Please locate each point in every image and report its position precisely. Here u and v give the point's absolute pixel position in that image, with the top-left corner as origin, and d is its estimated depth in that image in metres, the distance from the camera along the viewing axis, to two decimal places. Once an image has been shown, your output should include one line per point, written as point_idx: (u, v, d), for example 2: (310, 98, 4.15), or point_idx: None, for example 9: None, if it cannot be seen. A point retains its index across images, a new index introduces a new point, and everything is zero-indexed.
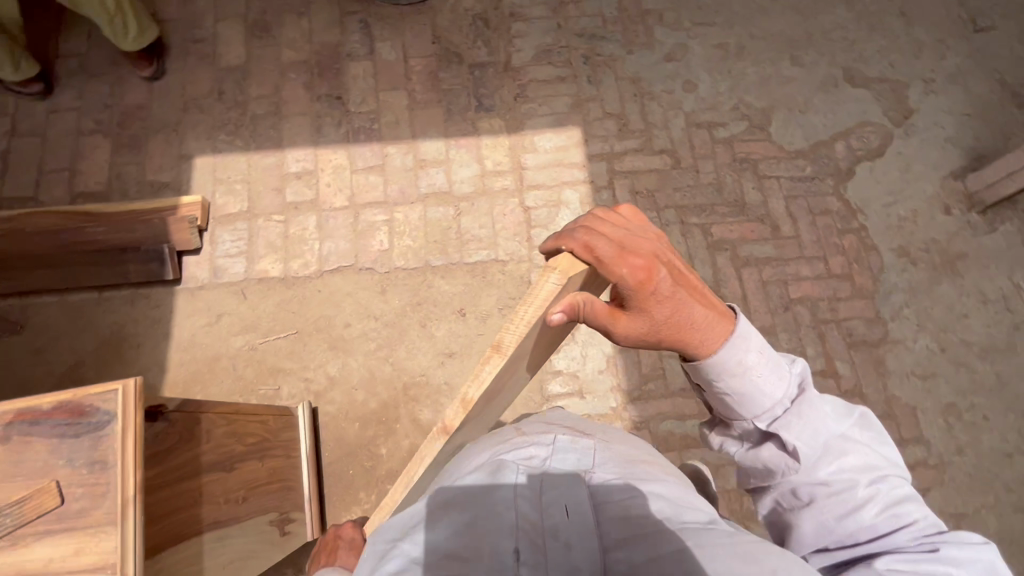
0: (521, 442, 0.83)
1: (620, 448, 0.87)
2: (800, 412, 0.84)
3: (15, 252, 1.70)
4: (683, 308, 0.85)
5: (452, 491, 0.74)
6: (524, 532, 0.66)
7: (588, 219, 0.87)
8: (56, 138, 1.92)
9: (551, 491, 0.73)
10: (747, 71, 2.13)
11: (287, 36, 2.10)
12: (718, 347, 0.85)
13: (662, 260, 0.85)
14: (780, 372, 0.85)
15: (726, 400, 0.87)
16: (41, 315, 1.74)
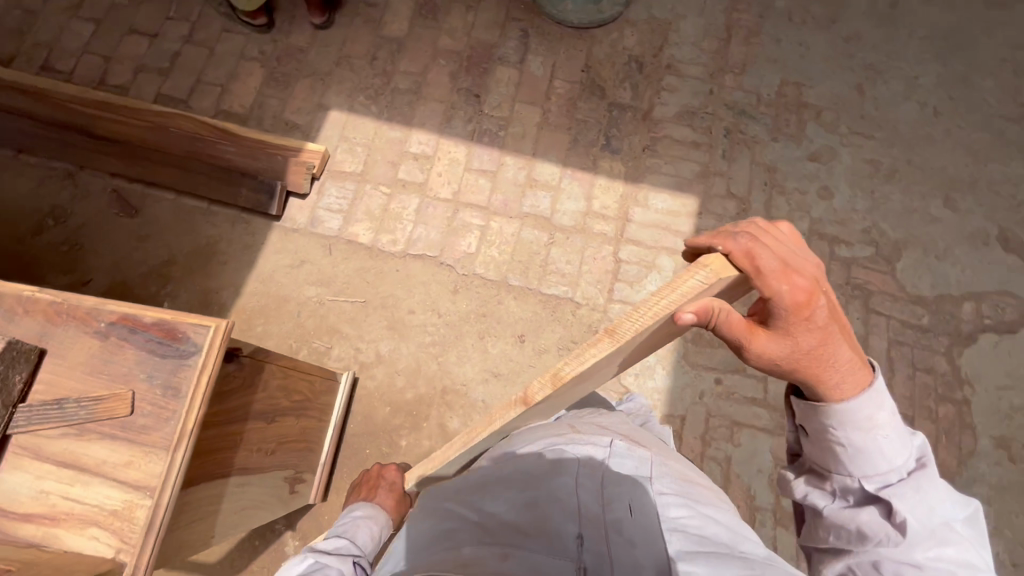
0: (581, 438, 1.01)
1: (674, 467, 1.01)
2: (916, 486, 0.80)
3: (157, 146, 1.85)
4: (832, 343, 0.78)
5: (514, 474, 0.95)
6: (584, 516, 0.85)
7: (750, 224, 0.80)
8: (221, 54, 2.07)
9: (610, 488, 0.90)
10: (891, 196, 1.99)
11: (450, 23, 2.17)
12: (853, 397, 0.80)
13: (821, 286, 0.78)
14: (902, 440, 0.82)
15: (837, 450, 0.83)
16: (155, 207, 1.88)
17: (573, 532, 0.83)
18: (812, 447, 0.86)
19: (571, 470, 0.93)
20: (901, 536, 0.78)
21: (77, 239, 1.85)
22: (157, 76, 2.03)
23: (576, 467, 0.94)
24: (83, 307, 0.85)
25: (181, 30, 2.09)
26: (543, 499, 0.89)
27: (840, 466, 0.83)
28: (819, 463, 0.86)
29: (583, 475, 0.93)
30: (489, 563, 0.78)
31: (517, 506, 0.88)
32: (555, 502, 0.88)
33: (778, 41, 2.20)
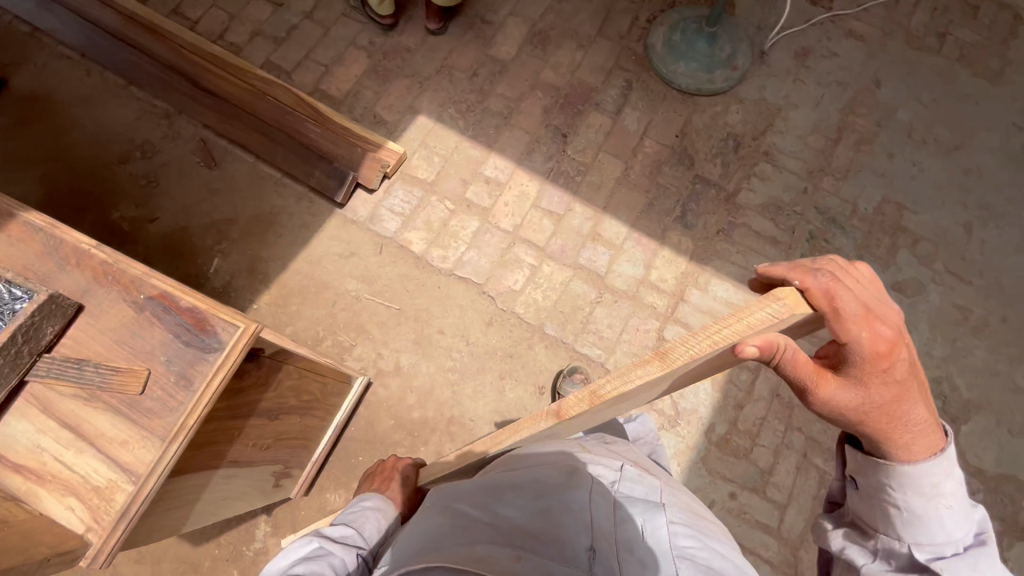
0: (595, 460, 1.10)
1: (683, 498, 1.09)
2: (974, 564, 0.82)
3: (251, 110, 1.92)
4: (905, 399, 0.81)
5: (529, 479, 1.00)
6: (597, 531, 0.91)
7: (834, 264, 0.82)
8: (334, 37, 2.13)
9: (621, 507, 0.99)
10: (974, 351, 1.82)
11: (557, 58, 2.16)
12: (918, 455, 0.83)
13: (902, 338, 0.80)
14: (962, 513, 0.84)
15: (889, 512, 0.86)
16: (233, 166, 1.94)
17: (585, 544, 0.88)
18: (863, 504, 0.89)
19: (585, 485, 0.99)
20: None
21: (156, 177, 1.93)
22: (270, 43, 2.11)
23: (590, 479, 1.01)
24: (129, 275, 0.86)
25: (304, 5, 2.17)
26: (560, 507, 0.94)
27: (887, 527, 0.86)
28: (867, 521, 0.89)
29: (596, 490, 0.99)
30: (502, 562, 0.81)
31: (531, 513, 0.93)
32: (571, 511, 0.93)
33: (891, 155, 2.07)
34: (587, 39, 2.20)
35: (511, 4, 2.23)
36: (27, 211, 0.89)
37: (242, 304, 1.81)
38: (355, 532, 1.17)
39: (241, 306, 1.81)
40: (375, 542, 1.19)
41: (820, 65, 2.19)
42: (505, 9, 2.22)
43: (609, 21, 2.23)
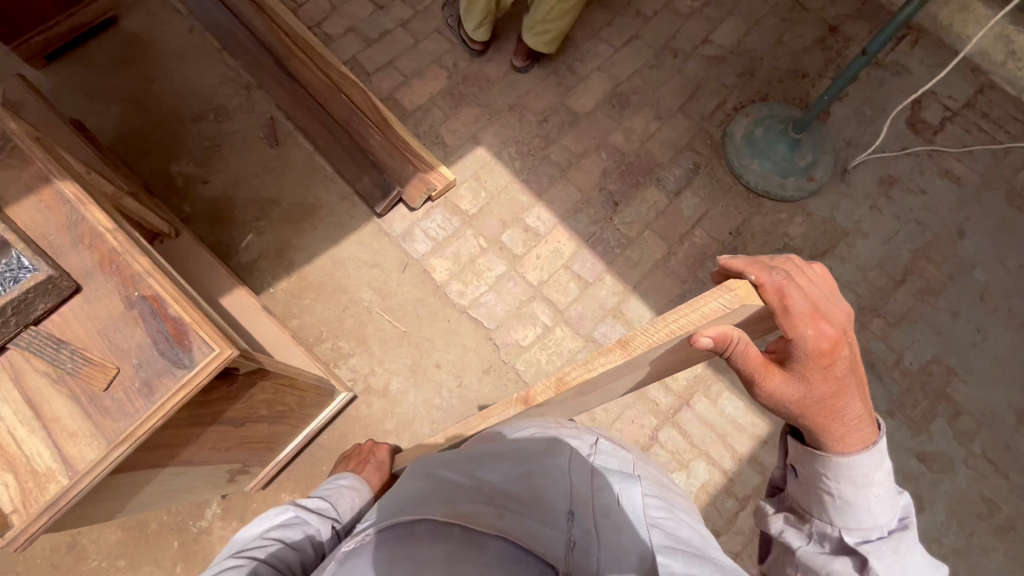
0: (576, 433, 1.14)
1: (656, 480, 1.12)
2: (896, 547, 0.89)
3: (323, 101, 1.97)
4: (842, 395, 0.88)
5: (507, 446, 1.03)
6: (575, 497, 0.93)
7: (787, 265, 0.89)
8: (421, 50, 2.17)
9: (599, 476, 1.02)
10: (989, 551, 1.66)
11: (631, 123, 2.12)
12: (853, 447, 0.90)
13: (844, 338, 0.87)
14: (888, 501, 0.91)
15: (825, 500, 0.93)
16: (292, 150, 2.00)
17: (565, 509, 0.90)
18: (801, 490, 0.97)
19: (564, 452, 1.02)
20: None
21: (221, 142, 2.01)
22: (361, 41, 2.16)
23: (569, 450, 1.04)
24: (132, 268, 0.87)
25: (403, 13, 2.22)
26: (542, 470, 0.96)
27: (821, 511, 0.94)
28: (804, 506, 0.97)
29: (575, 459, 1.02)
30: (485, 518, 0.82)
31: (512, 478, 0.95)
32: (554, 476, 0.96)
33: (955, 314, 1.91)
34: (666, 112, 2.15)
35: (601, 59, 2.21)
36: (63, 180, 0.92)
37: (260, 284, 1.85)
38: (330, 505, 1.18)
39: (259, 286, 1.85)
40: (348, 518, 1.21)
41: (904, 198, 2.06)
42: (594, 62, 2.20)
43: (694, 99, 2.18)
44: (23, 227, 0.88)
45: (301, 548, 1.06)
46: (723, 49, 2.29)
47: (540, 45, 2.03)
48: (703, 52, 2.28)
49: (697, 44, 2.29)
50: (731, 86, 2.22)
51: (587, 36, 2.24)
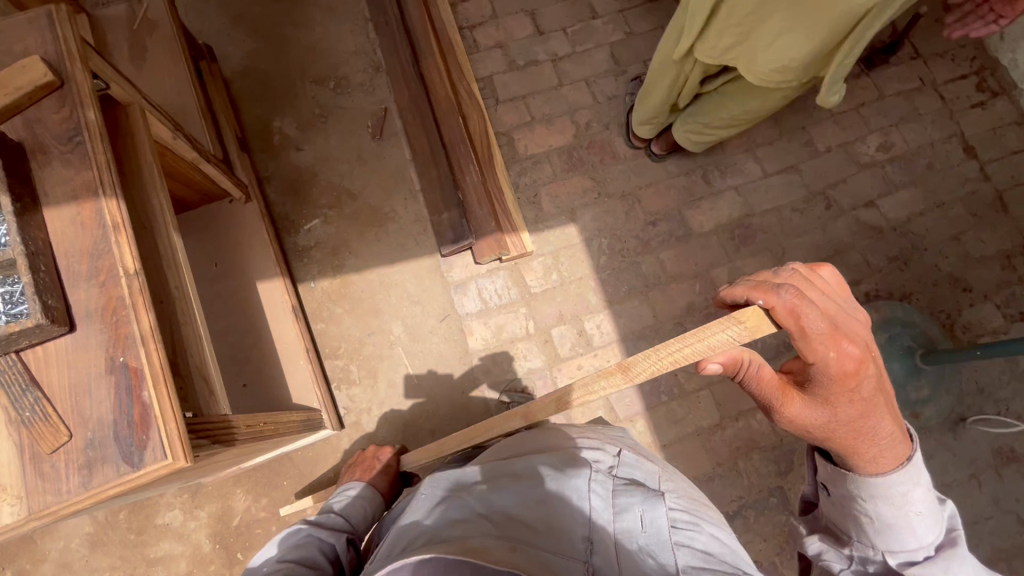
0: (595, 450, 1.19)
1: (685, 494, 1.12)
2: (944, 563, 0.93)
3: (438, 115, 1.86)
4: (870, 415, 0.89)
5: (518, 469, 1.10)
6: (594, 526, 0.96)
7: (798, 280, 0.86)
8: (561, 96, 1.99)
9: (620, 496, 1.06)
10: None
11: (743, 264, 1.87)
12: (887, 467, 0.92)
13: (868, 355, 0.86)
14: (932, 518, 0.94)
15: (863, 520, 0.97)
16: (390, 150, 1.92)
17: (581, 535, 0.94)
18: (837, 510, 1.02)
19: (584, 473, 1.08)
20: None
21: (329, 114, 1.95)
22: (505, 63, 2.02)
23: (580, 471, 1.08)
24: (128, 328, 0.80)
25: (560, 48, 2.04)
26: (561, 498, 1.01)
27: (862, 535, 0.98)
28: (841, 528, 1.02)
29: (592, 481, 1.06)
30: (494, 551, 0.83)
31: (525, 502, 1.00)
32: (573, 506, 1.00)
33: None
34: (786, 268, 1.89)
35: (744, 178, 1.95)
36: (108, 199, 0.86)
37: (304, 274, 1.81)
38: (342, 519, 1.30)
39: (302, 275, 1.80)
40: (361, 528, 1.33)
41: (1013, 481, 1.73)
42: (734, 180, 1.95)
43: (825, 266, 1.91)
44: (51, 238, 0.83)
45: (319, 565, 1.16)
46: (885, 220, 1.97)
47: (693, 146, 1.80)
48: (861, 215, 1.97)
49: (858, 203, 1.98)
50: (873, 266, 1.92)
51: (740, 147, 1.98)
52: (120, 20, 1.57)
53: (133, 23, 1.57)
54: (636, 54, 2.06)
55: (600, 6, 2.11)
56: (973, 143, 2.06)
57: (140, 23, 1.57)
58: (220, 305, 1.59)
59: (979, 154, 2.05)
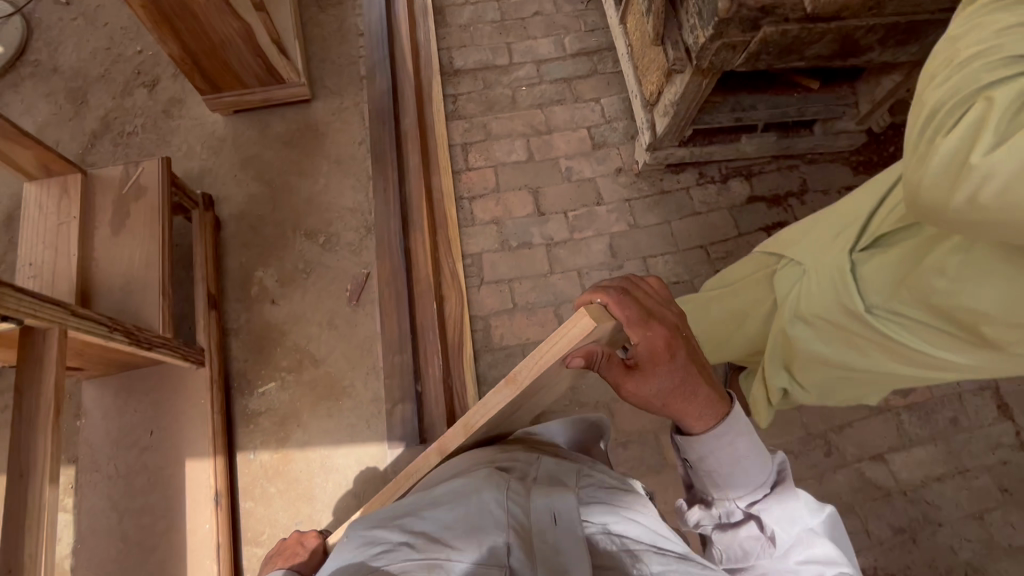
0: (509, 458, 0.89)
1: (605, 475, 0.89)
2: (779, 497, 0.89)
3: (413, 297, 1.81)
4: (694, 378, 0.90)
5: (434, 488, 0.78)
6: (514, 529, 0.71)
7: (621, 285, 0.96)
8: (548, 285, 1.90)
9: (538, 494, 0.77)
10: None
11: None
12: (711, 424, 0.90)
13: (677, 331, 0.91)
14: (761, 455, 0.91)
15: (711, 475, 0.93)
16: (363, 318, 1.86)
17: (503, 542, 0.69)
18: (695, 474, 0.97)
19: (502, 482, 0.78)
20: (772, 547, 0.87)
21: (312, 270, 1.93)
22: (498, 241, 1.96)
23: (485, 470, 0.81)
24: None
25: (557, 232, 1.98)
26: (473, 506, 0.73)
27: (720, 491, 0.94)
28: (704, 490, 0.97)
29: (510, 484, 0.78)
30: None
31: (448, 524, 0.71)
32: (487, 514, 0.73)
33: None
34: None
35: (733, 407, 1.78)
36: None
37: (246, 443, 1.73)
38: None
39: (243, 443, 1.73)
40: None
41: None
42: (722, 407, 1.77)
43: None
44: None
45: None
46: (893, 480, 1.73)
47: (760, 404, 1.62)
48: (865, 469, 1.74)
49: (863, 455, 1.75)
50: (873, 536, 1.67)
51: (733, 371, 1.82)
52: (112, 182, 1.61)
53: (124, 187, 1.60)
54: (636, 249, 1.97)
55: (607, 191, 2.05)
56: (1010, 401, 1.81)
57: (130, 188, 1.60)
58: (142, 481, 1.53)
59: (1015, 415, 1.79)
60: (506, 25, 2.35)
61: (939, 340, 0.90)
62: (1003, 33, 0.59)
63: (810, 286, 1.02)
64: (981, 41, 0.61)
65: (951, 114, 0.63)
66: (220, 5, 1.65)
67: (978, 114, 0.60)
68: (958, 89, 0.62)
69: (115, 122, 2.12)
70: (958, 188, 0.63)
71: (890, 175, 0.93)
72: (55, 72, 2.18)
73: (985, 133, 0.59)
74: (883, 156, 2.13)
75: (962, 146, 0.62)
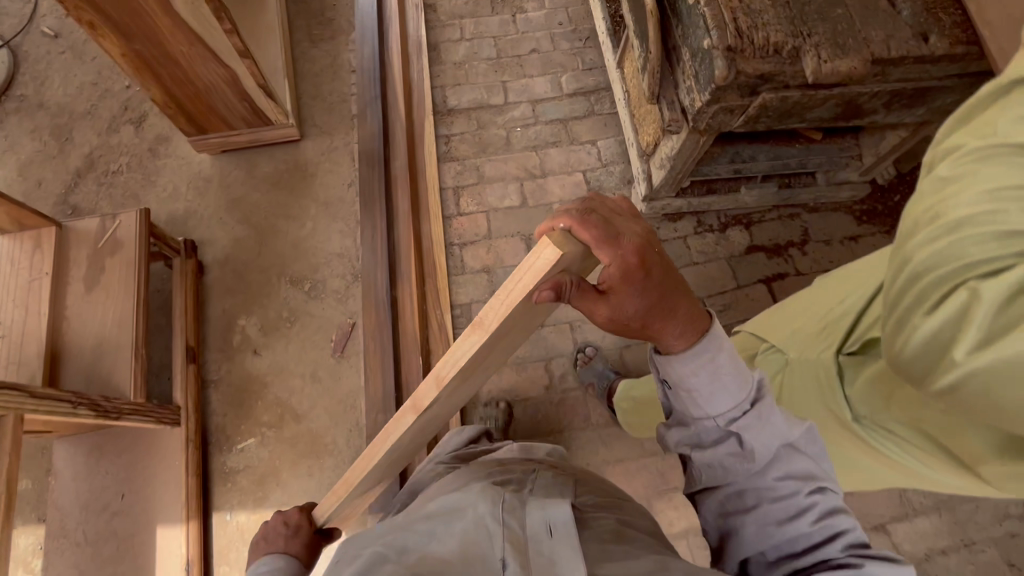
0: (504, 479, 1.03)
1: (588, 497, 1.05)
2: (761, 412, 0.83)
3: (398, 353, 1.75)
4: (671, 295, 0.80)
5: (432, 509, 0.90)
6: (505, 536, 0.80)
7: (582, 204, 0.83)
8: (539, 340, 1.86)
9: (530, 505, 0.88)
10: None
11: None
12: (688, 345, 0.83)
13: (649, 245, 0.80)
14: (741, 372, 0.84)
15: (691, 396, 0.85)
16: (347, 371, 1.81)
17: (499, 560, 0.76)
18: (673, 396, 0.89)
19: (496, 497, 0.89)
20: (751, 462, 0.83)
21: (296, 319, 1.88)
22: (488, 291, 1.90)
23: (480, 488, 0.92)
24: None
25: None
26: (471, 524, 0.82)
27: (700, 411, 0.86)
28: (682, 412, 0.89)
29: (506, 501, 0.88)
30: None
31: (442, 538, 0.81)
32: (482, 530, 0.81)
33: None
34: None
35: None
36: None
37: (222, 502, 1.67)
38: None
39: (220, 502, 1.67)
40: None
41: None
42: None
43: None
44: None
45: None
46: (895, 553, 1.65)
47: None
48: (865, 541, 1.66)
49: (864, 525, 1.68)
50: None
51: None
52: (88, 235, 1.56)
53: (100, 241, 1.55)
54: None
55: None
56: None
57: (106, 243, 1.55)
58: (110, 549, 1.46)
59: None
60: (502, 62, 2.30)
61: (927, 459, 0.90)
62: (998, 197, 0.55)
63: (793, 381, 1.03)
64: (970, 205, 0.56)
65: (927, 296, 0.60)
66: (204, 53, 1.61)
67: (960, 304, 0.57)
68: (941, 271, 0.58)
69: (99, 160, 2.08)
70: (939, 369, 0.61)
71: (872, 279, 0.96)
72: (41, 107, 2.14)
73: (969, 328, 0.56)
74: (887, 205, 2.07)
75: (943, 331, 0.59)
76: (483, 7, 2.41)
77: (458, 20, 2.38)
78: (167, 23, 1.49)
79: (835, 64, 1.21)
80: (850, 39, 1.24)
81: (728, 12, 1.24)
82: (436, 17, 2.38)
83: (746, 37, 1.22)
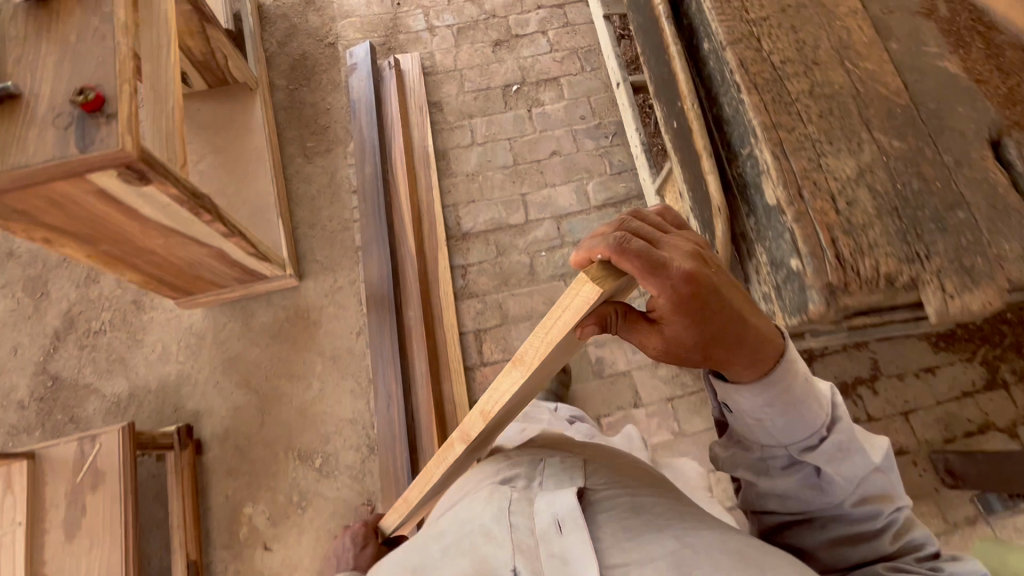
0: (508, 474, 0.94)
1: (631, 470, 0.97)
2: (837, 440, 0.86)
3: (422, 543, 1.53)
4: (731, 320, 0.78)
5: (447, 523, 0.90)
6: (516, 545, 0.78)
7: (623, 226, 0.81)
8: None
9: (539, 497, 0.85)
10: None
11: None
12: (759, 372, 0.83)
13: (701, 269, 0.77)
14: (812, 390, 0.85)
15: (765, 425, 0.87)
16: None
17: (509, 570, 0.76)
18: (740, 424, 0.91)
19: (502, 497, 0.86)
20: (824, 491, 0.87)
21: (307, 504, 1.68)
22: None
23: (485, 494, 0.89)
24: None
25: None
26: (481, 538, 0.81)
27: (773, 441, 0.88)
28: (747, 440, 0.93)
29: (512, 501, 0.85)
30: None
31: (461, 559, 0.80)
32: (492, 542, 0.80)
33: None
34: None
35: None
36: None
37: None
38: None
39: None
40: None
41: None
42: None
43: None
44: None
45: None
46: None
47: None
48: None
49: None
50: None
51: None
52: (64, 466, 1.35)
53: (79, 473, 1.34)
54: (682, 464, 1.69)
55: (645, 389, 1.78)
56: None
57: (86, 474, 1.34)
58: None
59: None
60: (519, 170, 2.06)
61: None
62: None
63: None
64: None
65: None
66: (184, 240, 1.38)
67: None
68: None
69: (80, 318, 1.86)
70: None
71: None
72: (10, 257, 1.92)
73: None
74: (968, 328, 1.83)
75: None
76: (494, 103, 2.15)
77: (467, 119, 2.13)
78: (138, 226, 1.26)
79: (962, 299, 0.97)
80: (978, 257, 0.99)
81: (826, 228, 0.99)
82: (443, 118, 2.13)
83: (852, 265, 0.97)
